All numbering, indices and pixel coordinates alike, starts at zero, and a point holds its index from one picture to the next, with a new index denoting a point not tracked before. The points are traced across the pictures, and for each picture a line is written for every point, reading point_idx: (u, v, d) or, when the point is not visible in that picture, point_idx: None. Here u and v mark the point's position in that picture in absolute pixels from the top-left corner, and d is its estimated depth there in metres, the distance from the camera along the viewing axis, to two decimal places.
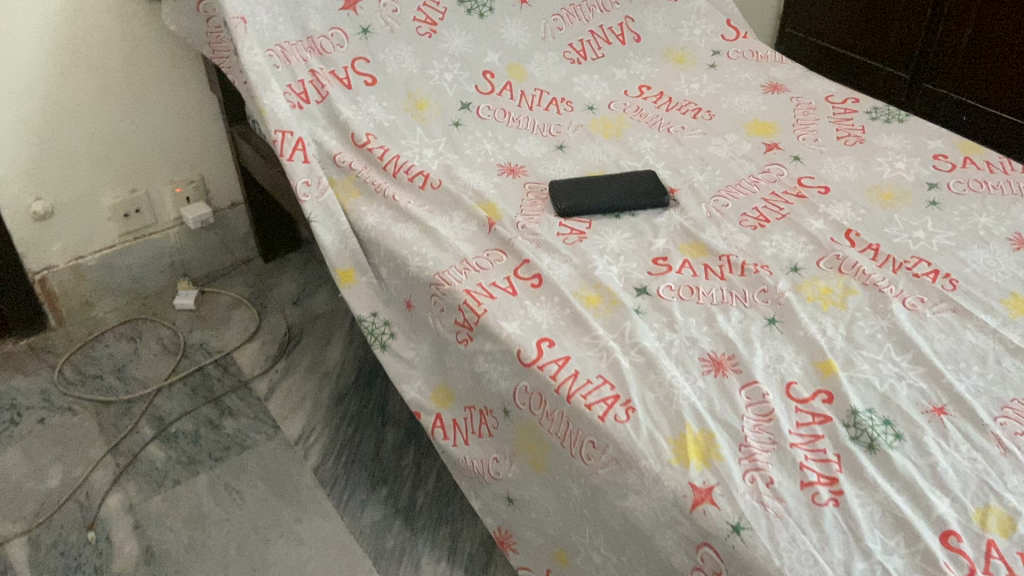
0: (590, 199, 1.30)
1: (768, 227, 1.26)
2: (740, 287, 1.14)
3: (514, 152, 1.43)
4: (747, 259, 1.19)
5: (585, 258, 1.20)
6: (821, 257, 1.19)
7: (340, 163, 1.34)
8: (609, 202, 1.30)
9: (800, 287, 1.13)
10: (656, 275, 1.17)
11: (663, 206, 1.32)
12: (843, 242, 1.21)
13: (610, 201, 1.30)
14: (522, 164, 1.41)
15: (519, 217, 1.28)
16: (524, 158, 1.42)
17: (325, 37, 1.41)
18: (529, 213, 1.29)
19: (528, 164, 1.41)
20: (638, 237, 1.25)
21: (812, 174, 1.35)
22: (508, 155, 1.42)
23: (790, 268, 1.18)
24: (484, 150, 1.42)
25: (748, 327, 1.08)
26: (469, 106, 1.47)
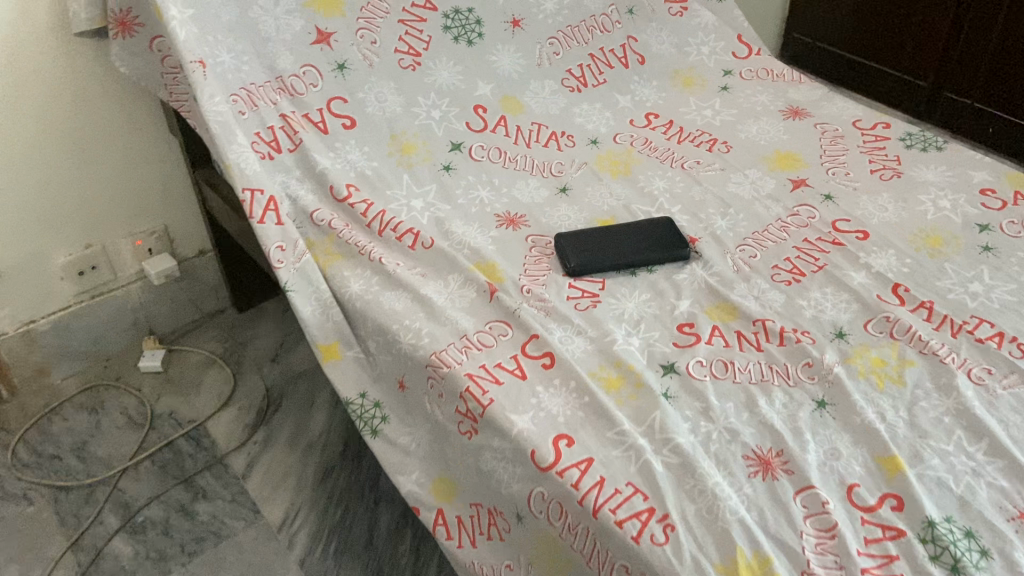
0: (601, 255, 1.16)
1: (805, 283, 1.11)
2: (781, 361, 1.00)
3: (513, 198, 1.28)
4: (786, 325, 1.05)
5: (602, 329, 1.05)
6: (869, 319, 1.05)
7: (317, 221, 1.19)
8: (623, 257, 1.16)
9: (850, 358, 0.99)
10: (684, 347, 1.03)
11: (684, 258, 1.17)
12: (892, 299, 1.07)
13: (623, 257, 1.16)
14: (523, 212, 1.26)
15: (523, 279, 1.13)
16: (523, 205, 1.27)
17: (297, 76, 1.26)
18: (534, 274, 1.14)
19: (529, 213, 1.26)
20: (659, 298, 1.11)
21: (847, 216, 1.21)
22: (506, 202, 1.27)
23: (835, 333, 1.04)
24: (479, 198, 1.27)
25: (794, 413, 0.93)
26: (461, 147, 1.32)
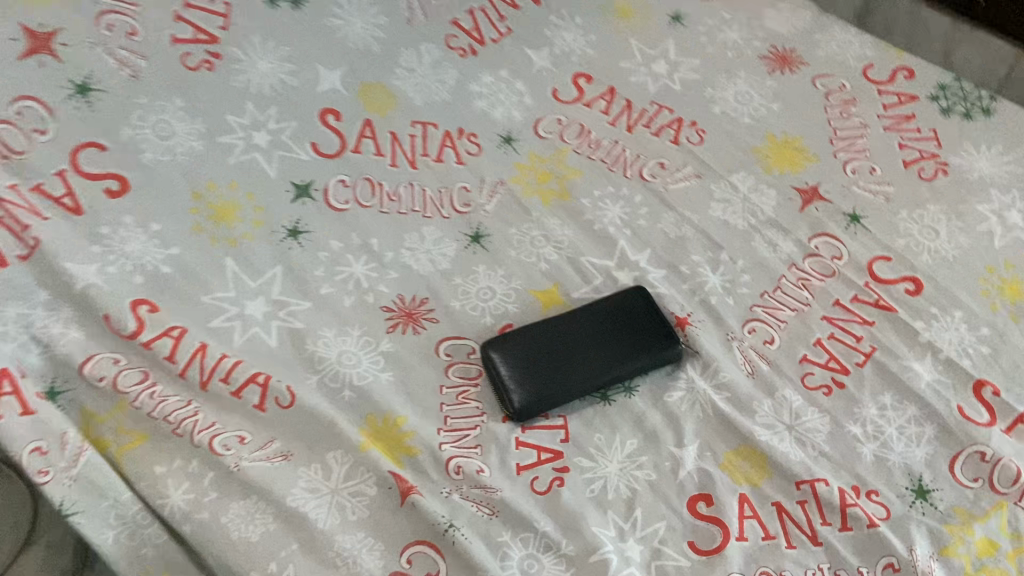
0: (558, 382, 0.75)
1: (851, 391, 0.77)
2: (852, 560, 0.68)
3: (403, 266, 0.84)
4: (843, 483, 0.72)
5: (583, 537, 0.68)
6: (954, 458, 0.73)
7: (93, 379, 0.73)
8: (592, 379, 0.76)
9: (948, 546, 0.68)
10: (709, 555, 0.68)
11: (676, 359, 0.78)
12: (980, 415, 0.75)
13: (592, 377, 0.76)
14: (424, 295, 0.82)
15: (449, 444, 0.73)
16: (422, 279, 0.83)
17: (7, 123, 0.79)
18: (460, 428, 0.74)
19: (432, 294, 0.82)
20: (652, 449, 0.74)
21: (886, 253, 0.85)
22: (394, 278, 0.83)
23: (913, 491, 0.71)
24: (353, 278, 0.82)
25: None
26: (312, 188, 0.85)
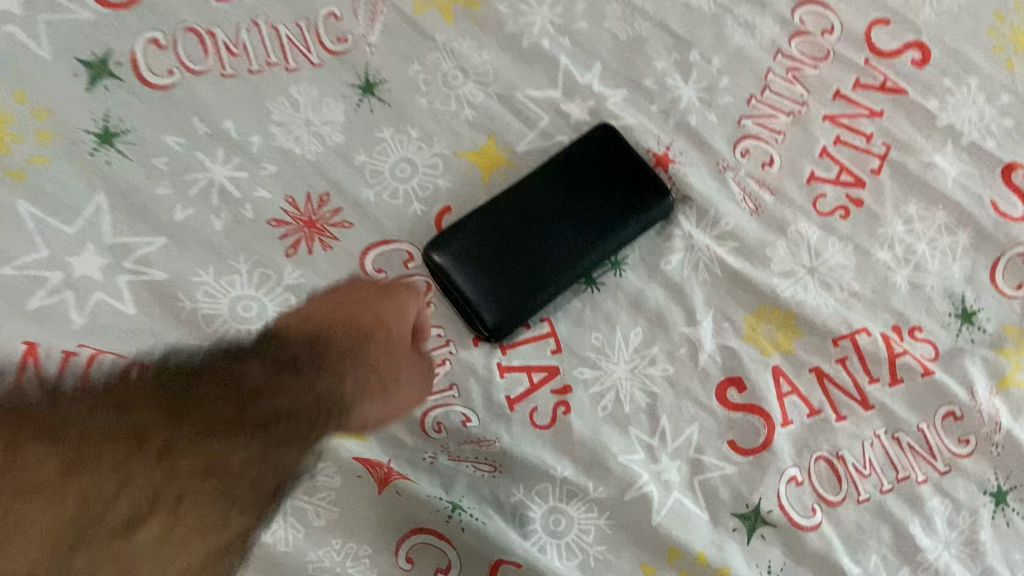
0: (529, 282, 0.58)
1: (871, 209, 0.64)
2: (909, 418, 0.58)
3: (280, 154, 0.59)
4: (882, 327, 0.61)
5: (611, 473, 0.55)
6: (994, 266, 0.63)
7: None
8: (569, 268, 0.58)
9: (1006, 376, 0.60)
10: (754, 454, 0.57)
11: (666, 213, 0.61)
12: (1013, 209, 0.64)
13: (569, 266, 0.58)
14: (320, 190, 0.59)
15: (418, 395, 0.55)
16: (310, 167, 0.60)
17: None
18: (422, 367, 0.56)
19: (332, 186, 0.59)
20: (661, 336, 0.59)
21: (885, 17, 0.68)
22: (273, 175, 0.59)
23: (957, 317, 0.61)
24: (215, 188, 0.58)
25: (975, 539, 0.56)
26: (111, 63, 0.58)
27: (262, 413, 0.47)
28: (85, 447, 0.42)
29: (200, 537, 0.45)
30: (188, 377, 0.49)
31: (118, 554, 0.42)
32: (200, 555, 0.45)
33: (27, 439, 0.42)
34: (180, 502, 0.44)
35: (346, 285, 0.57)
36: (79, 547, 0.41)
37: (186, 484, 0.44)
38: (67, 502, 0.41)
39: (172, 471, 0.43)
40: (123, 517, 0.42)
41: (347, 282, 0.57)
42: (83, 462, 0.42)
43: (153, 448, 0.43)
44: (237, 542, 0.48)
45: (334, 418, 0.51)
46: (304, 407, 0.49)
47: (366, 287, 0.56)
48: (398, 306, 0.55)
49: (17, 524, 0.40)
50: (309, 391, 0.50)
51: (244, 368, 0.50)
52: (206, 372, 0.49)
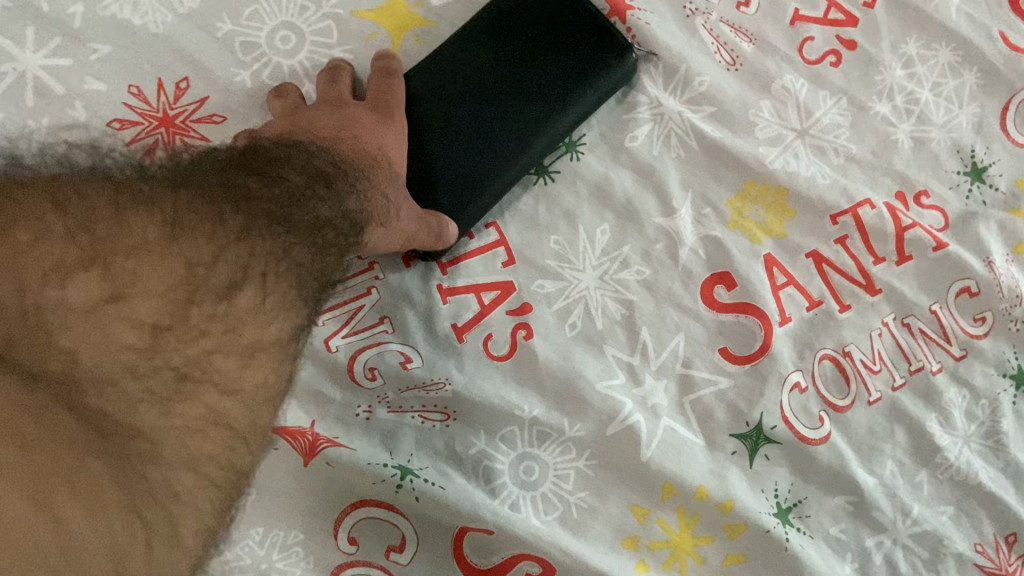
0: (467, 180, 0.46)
1: (866, 51, 0.53)
2: (921, 300, 0.50)
3: (114, 28, 0.44)
4: (886, 197, 0.51)
5: (588, 404, 0.45)
6: (1007, 110, 0.54)
7: None
8: (514, 159, 0.46)
9: (1022, 241, 0.52)
10: (750, 361, 0.48)
11: (631, 70, 0.48)
12: None
13: (513, 156, 0.46)
14: (178, 74, 0.44)
15: (340, 337, 0.44)
16: (161, 44, 0.44)
17: None
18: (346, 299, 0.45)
19: (193, 70, 0.44)
20: (632, 231, 0.49)
21: None
22: (108, 59, 0.43)
23: (966, 176, 0.53)
24: (28, 83, 0.42)
25: (996, 430, 0.49)
26: None
27: (307, 214, 0.35)
28: (183, 202, 0.31)
29: (289, 313, 0.34)
30: (256, 150, 0.36)
31: (221, 319, 0.31)
32: (275, 342, 0.34)
33: (96, 186, 0.30)
34: (267, 276, 0.33)
35: (338, 101, 0.45)
36: (195, 303, 0.30)
37: (272, 251, 0.33)
38: (178, 260, 0.30)
39: (255, 249, 0.33)
40: (224, 279, 0.31)
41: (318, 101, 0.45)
42: (182, 217, 0.31)
43: (227, 217, 0.32)
44: (299, 334, 0.35)
45: (363, 230, 0.39)
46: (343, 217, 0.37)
47: (359, 113, 0.44)
48: (391, 138, 0.44)
49: (134, 273, 0.29)
50: (341, 207, 0.37)
51: (285, 152, 0.37)
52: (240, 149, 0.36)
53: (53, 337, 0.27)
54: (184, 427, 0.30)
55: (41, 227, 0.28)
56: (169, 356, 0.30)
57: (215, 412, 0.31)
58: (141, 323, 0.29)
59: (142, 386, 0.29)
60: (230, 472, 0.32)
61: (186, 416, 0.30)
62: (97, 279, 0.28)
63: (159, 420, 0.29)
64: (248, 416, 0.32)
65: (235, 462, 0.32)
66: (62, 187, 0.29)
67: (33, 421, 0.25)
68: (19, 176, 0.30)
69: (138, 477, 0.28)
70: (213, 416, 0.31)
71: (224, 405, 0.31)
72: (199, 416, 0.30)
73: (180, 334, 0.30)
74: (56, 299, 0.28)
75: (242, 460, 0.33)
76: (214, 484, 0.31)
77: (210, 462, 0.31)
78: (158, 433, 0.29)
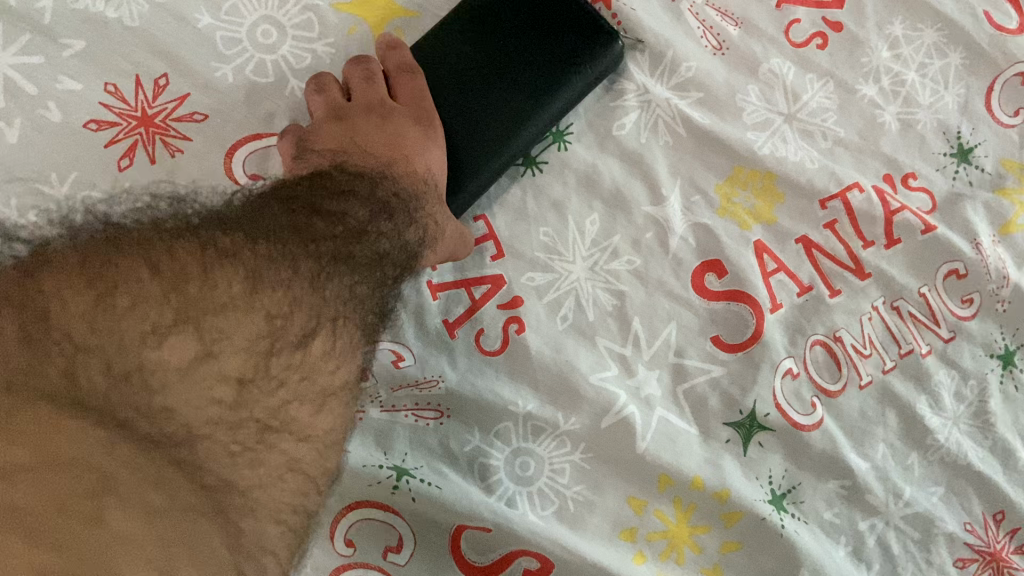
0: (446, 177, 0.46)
1: (852, 33, 0.53)
2: (910, 283, 0.50)
3: (88, 23, 0.42)
4: (874, 179, 0.51)
5: (582, 397, 0.45)
6: (990, 91, 0.53)
7: None
8: (490, 156, 0.45)
9: (1009, 221, 0.52)
10: (743, 349, 0.48)
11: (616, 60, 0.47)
12: (1009, 21, 0.54)
13: (490, 152, 0.45)
14: (156, 72, 0.43)
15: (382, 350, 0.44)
16: (135, 38, 0.43)
17: None
18: None
19: (172, 66, 0.43)
20: (622, 220, 0.48)
21: None
22: (81, 54, 0.42)
23: (953, 157, 0.53)
24: None
25: (985, 410, 0.50)
26: None
27: (369, 249, 0.39)
28: (262, 257, 0.35)
29: (355, 357, 0.37)
30: (319, 188, 0.39)
31: (297, 367, 0.34)
32: (344, 386, 0.37)
33: (187, 246, 0.33)
34: (336, 320, 0.37)
35: (380, 106, 0.45)
36: (274, 354, 0.34)
37: (340, 310, 0.37)
38: (258, 312, 0.33)
39: (325, 295, 0.36)
40: (301, 329, 0.35)
41: (358, 101, 0.45)
42: (261, 273, 0.34)
43: (301, 267, 0.36)
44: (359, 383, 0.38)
45: (422, 254, 0.42)
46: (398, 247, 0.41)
47: (404, 128, 0.44)
48: (434, 154, 0.44)
49: (220, 330, 0.32)
50: (399, 240, 0.41)
51: (348, 186, 0.40)
52: (305, 186, 0.39)
53: (150, 396, 0.30)
54: (268, 475, 0.32)
55: (140, 292, 0.31)
56: (252, 407, 0.32)
57: (292, 458, 0.33)
58: (227, 378, 0.32)
59: (230, 435, 0.31)
60: (306, 516, 0.34)
61: (268, 463, 0.32)
62: (189, 338, 0.31)
63: (249, 471, 0.32)
64: (321, 461, 0.35)
65: (310, 507, 0.34)
66: (158, 248, 0.32)
67: (159, 492, 0.28)
68: (122, 233, 0.33)
69: (237, 538, 0.30)
70: (292, 463, 0.33)
71: (301, 452, 0.34)
72: (279, 462, 0.33)
73: (262, 384, 0.33)
74: (154, 361, 0.30)
75: (315, 504, 0.35)
76: (294, 534, 0.33)
77: (288, 511, 0.33)
78: (251, 483, 0.32)
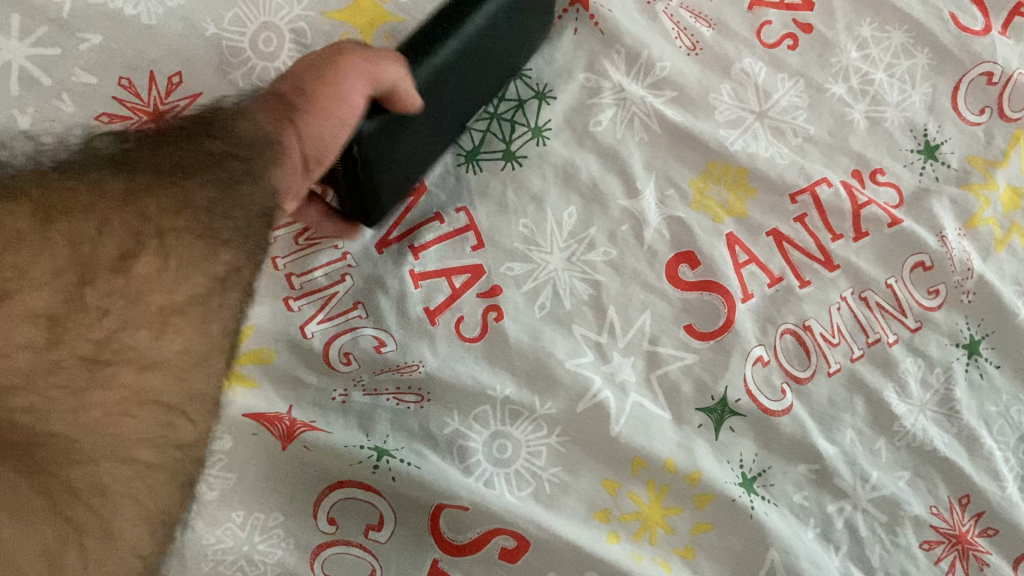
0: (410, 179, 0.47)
1: (822, 34, 0.55)
2: (877, 275, 0.52)
3: (103, 18, 0.44)
4: (843, 175, 0.53)
5: (558, 382, 0.47)
6: (957, 89, 0.55)
7: None
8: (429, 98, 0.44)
9: (975, 215, 0.54)
10: (715, 337, 0.49)
11: None
12: (975, 22, 0.56)
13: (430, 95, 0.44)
14: (173, 70, 0.45)
15: (316, 323, 0.46)
16: (151, 36, 0.45)
17: None
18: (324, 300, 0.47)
19: (185, 65, 0.45)
20: (598, 213, 0.50)
21: None
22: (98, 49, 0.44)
23: (921, 153, 0.54)
24: (12, 71, 0.42)
25: (950, 398, 0.51)
26: None
27: (198, 154, 0.35)
28: (57, 189, 0.31)
29: (207, 266, 0.33)
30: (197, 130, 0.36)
31: (121, 294, 0.31)
32: (192, 298, 0.33)
33: None
34: (165, 232, 0.32)
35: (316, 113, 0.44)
36: (88, 282, 0.30)
37: (164, 219, 0.32)
38: (57, 242, 0.30)
39: (145, 211, 0.32)
40: (115, 250, 0.31)
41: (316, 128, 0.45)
42: (59, 202, 0.30)
43: (108, 187, 0.32)
44: (220, 288, 0.34)
45: (271, 150, 0.37)
46: (243, 145, 0.36)
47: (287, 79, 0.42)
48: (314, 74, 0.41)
49: (14, 268, 0.28)
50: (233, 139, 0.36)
51: (228, 124, 0.37)
52: (183, 125, 0.36)
53: None
54: (99, 426, 0.30)
55: None
56: (71, 347, 0.30)
57: (135, 392, 0.31)
58: (34, 319, 0.29)
59: (50, 388, 0.29)
60: (171, 447, 0.33)
61: (103, 404, 0.30)
62: None
63: (85, 429, 0.30)
64: (178, 386, 0.32)
65: (178, 439, 0.33)
66: None
67: None
68: None
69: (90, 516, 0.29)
70: (137, 395, 0.31)
71: (146, 381, 0.31)
72: (118, 399, 0.31)
73: (79, 319, 0.30)
74: None
75: (183, 434, 0.33)
76: (173, 475, 0.33)
77: (141, 447, 0.31)
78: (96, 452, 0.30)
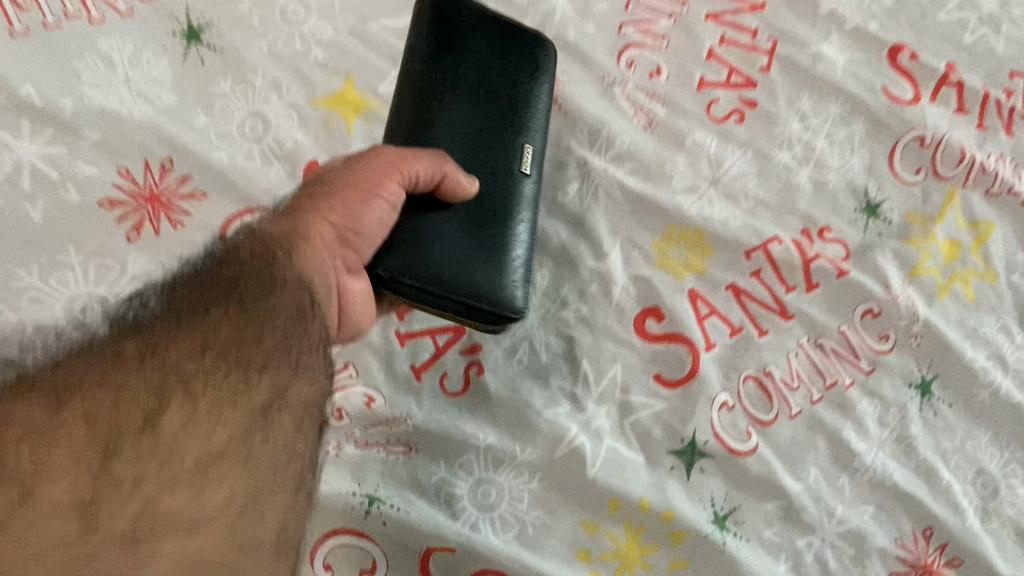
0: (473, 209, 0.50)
1: (765, 108, 0.61)
2: (830, 322, 0.56)
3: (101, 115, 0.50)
4: (792, 233, 0.58)
5: (537, 430, 0.50)
6: (892, 153, 0.61)
7: None
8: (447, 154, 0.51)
9: (917, 264, 0.58)
10: (679, 384, 0.53)
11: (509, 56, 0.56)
12: (904, 91, 0.63)
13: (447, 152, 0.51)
14: (162, 156, 0.51)
15: None
16: (145, 127, 0.51)
17: None
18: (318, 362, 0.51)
19: (175, 151, 0.51)
20: (569, 274, 0.55)
21: None
22: (97, 144, 0.50)
23: (863, 211, 0.59)
24: (24, 169, 0.48)
25: (907, 435, 0.54)
26: None
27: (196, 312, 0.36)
28: (77, 383, 0.30)
29: (235, 408, 0.34)
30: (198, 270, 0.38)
31: (152, 454, 0.30)
32: (228, 442, 0.33)
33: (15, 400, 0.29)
34: (189, 387, 0.33)
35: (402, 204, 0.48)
36: (119, 451, 0.29)
37: (181, 375, 0.33)
38: (79, 426, 0.29)
39: (163, 370, 0.32)
40: (140, 414, 0.31)
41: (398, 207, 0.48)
42: (81, 386, 0.30)
43: (124, 358, 0.32)
44: (252, 427, 0.34)
45: (282, 254, 0.41)
46: (234, 279, 0.38)
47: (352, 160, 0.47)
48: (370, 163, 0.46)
49: (39, 462, 0.28)
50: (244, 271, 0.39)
51: (214, 271, 0.38)
52: (170, 291, 0.37)
53: None
54: None
55: None
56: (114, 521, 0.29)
57: (186, 547, 0.30)
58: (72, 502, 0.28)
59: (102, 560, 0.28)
60: None
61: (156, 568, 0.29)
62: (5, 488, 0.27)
63: None
64: (231, 532, 0.32)
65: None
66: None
67: None
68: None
69: None
70: (189, 556, 0.30)
71: (191, 544, 0.30)
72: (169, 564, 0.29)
73: (117, 492, 0.29)
74: None
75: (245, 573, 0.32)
76: None
77: None
78: None
